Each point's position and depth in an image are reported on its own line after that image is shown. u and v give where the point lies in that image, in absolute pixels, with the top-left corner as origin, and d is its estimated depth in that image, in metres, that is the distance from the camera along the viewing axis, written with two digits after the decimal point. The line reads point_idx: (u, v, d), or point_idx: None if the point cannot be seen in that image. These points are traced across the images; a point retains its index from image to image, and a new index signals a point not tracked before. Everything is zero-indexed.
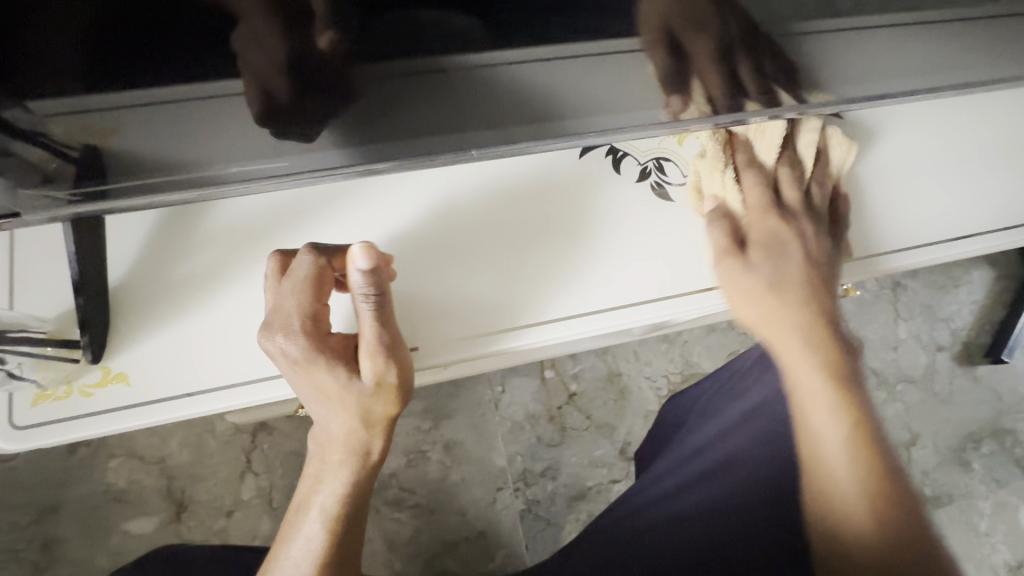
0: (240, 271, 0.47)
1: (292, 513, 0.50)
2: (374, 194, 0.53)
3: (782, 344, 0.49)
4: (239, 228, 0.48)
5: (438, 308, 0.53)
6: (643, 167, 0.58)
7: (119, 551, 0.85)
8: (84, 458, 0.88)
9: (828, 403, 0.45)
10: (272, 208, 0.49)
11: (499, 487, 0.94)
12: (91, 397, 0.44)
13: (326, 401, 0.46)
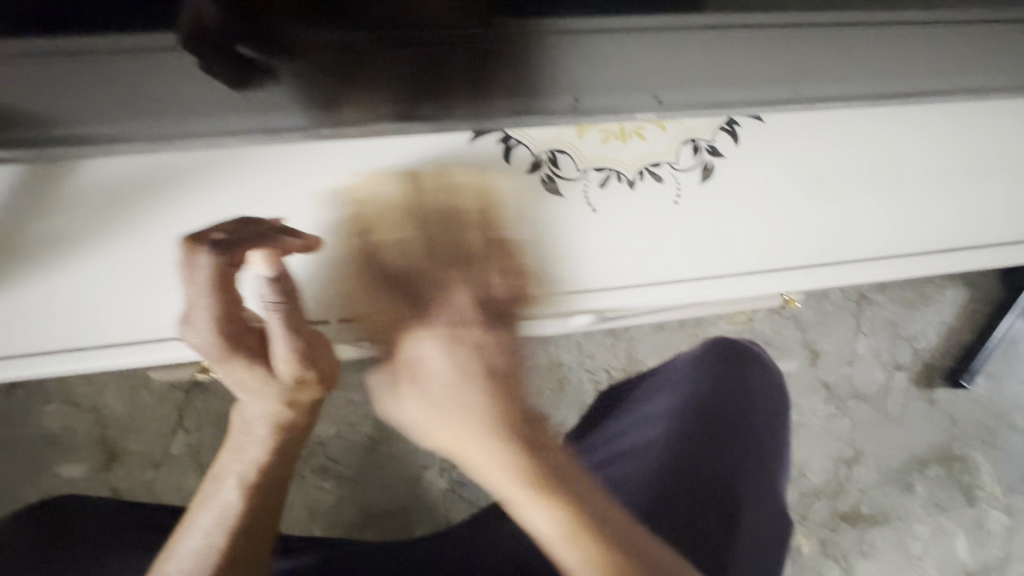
0: (98, 235, 0.48)
1: (211, 482, 0.55)
2: (263, 169, 0.52)
3: (461, 448, 0.49)
4: (111, 190, 0.49)
5: (360, 282, 0.51)
6: (536, 158, 0.55)
7: (50, 493, 0.88)
8: (20, 401, 0.90)
9: (543, 505, 0.49)
10: (145, 174, 0.50)
11: (425, 465, 0.95)
12: None
13: (246, 392, 0.50)
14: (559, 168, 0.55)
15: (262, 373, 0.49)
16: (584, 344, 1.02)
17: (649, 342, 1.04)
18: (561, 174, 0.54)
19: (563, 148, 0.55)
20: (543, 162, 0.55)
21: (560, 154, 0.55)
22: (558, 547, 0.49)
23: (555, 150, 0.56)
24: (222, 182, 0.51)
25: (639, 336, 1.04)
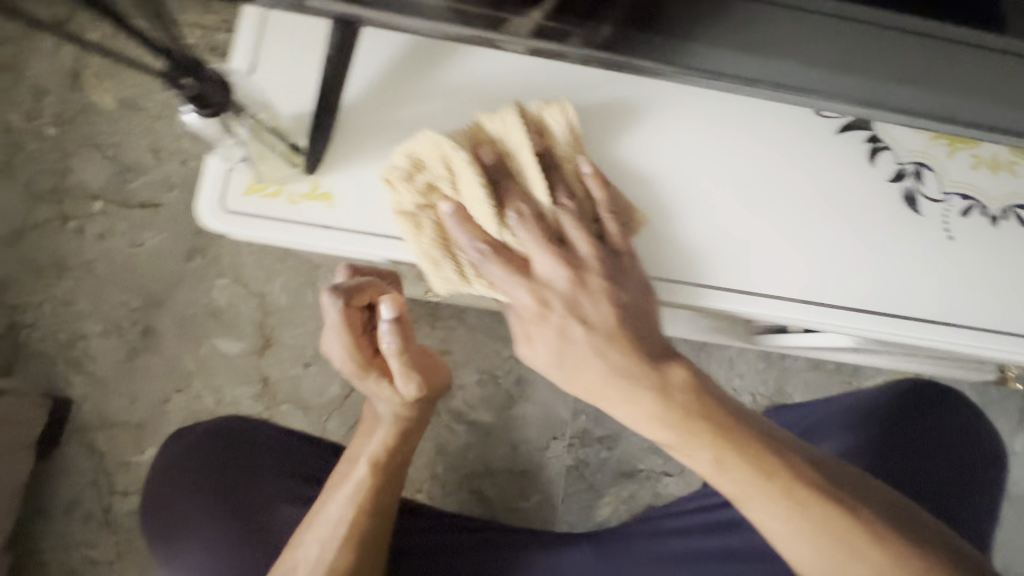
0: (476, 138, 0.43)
1: (342, 464, 0.61)
2: (650, 96, 0.48)
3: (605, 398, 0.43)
4: (480, 89, 0.43)
5: (726, 250, 0.47)
6: (900, 169, 0.49)
7: (204, 362, 0.91)
8: (197, 268, 0.93)
9: (714, 454, 0.42)
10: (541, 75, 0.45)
11: (555, 436, 0.95)
12: (297, 207, 0.41)
13: (377, 394, 0.59)
14: (923, 186, 0.48)
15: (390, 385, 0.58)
16: (735, 361, 0.99)
17: (801, 378, 0.99)
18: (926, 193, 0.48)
19: (929, 164, 0.49)
20: (906, 175, 0.49)
21: (926, 170, 0.48)
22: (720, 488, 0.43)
23: (920, 163, 0.49)
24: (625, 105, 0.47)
25: (793, 369, 0.99)
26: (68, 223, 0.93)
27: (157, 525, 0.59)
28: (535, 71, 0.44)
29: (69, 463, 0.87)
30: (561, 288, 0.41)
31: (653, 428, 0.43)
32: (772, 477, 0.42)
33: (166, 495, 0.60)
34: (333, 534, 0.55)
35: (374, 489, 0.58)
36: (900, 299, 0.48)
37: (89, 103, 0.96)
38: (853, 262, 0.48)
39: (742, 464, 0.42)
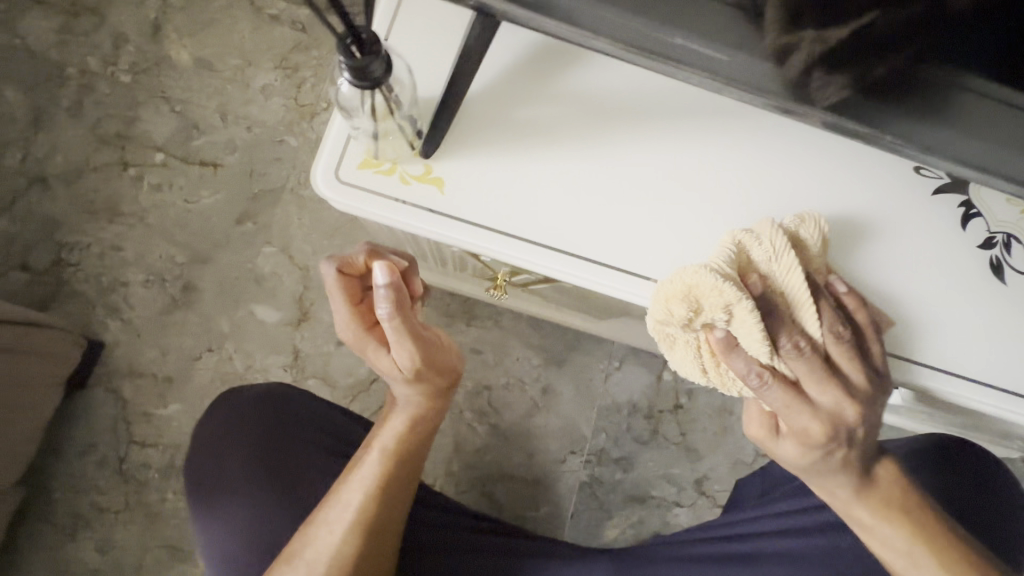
0: (589, 146, 0.44)
1: (360, 448, 0.58)
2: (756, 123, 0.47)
3: (830, 494, 0.50)
4: (606, 97, 0.44)
5: None
6: (989, 236, 0.49)
7: (240, 326, 0.91)
8: (245, 233, 0.94)
9: (892, 529, 0.49)
10: (658, 94, 0.45)
11: (572, 451, 0.94)
12: (409, 188, 0.42)
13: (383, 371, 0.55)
14: (1009, 256, 0.49)
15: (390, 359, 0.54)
16: None
17: None
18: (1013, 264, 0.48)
19: (1019, 237, 0.49)
20: (994, 243, 0.49)
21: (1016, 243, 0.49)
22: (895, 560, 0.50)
23: (1009, 234, 0.49)
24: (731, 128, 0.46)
25: None
26: (127, 170, 0.94)
27: (202, 477, 0.58)
28: (657, 91, 0.45)
29: (92, 406, 0.87)
30: (848, 419, 0.44)
31: (857, 510, 0.49)
32: (927, 540, 0.49)
33: (214, 450, 0.59)
34: (341, 518, 0.53)
35: (383, 478, 0.55)
36: (984, 365, 0.48)
37: (166, 57, 0.97)
38: (976, 339, 0.48)
39: (916, 543, 0.49)
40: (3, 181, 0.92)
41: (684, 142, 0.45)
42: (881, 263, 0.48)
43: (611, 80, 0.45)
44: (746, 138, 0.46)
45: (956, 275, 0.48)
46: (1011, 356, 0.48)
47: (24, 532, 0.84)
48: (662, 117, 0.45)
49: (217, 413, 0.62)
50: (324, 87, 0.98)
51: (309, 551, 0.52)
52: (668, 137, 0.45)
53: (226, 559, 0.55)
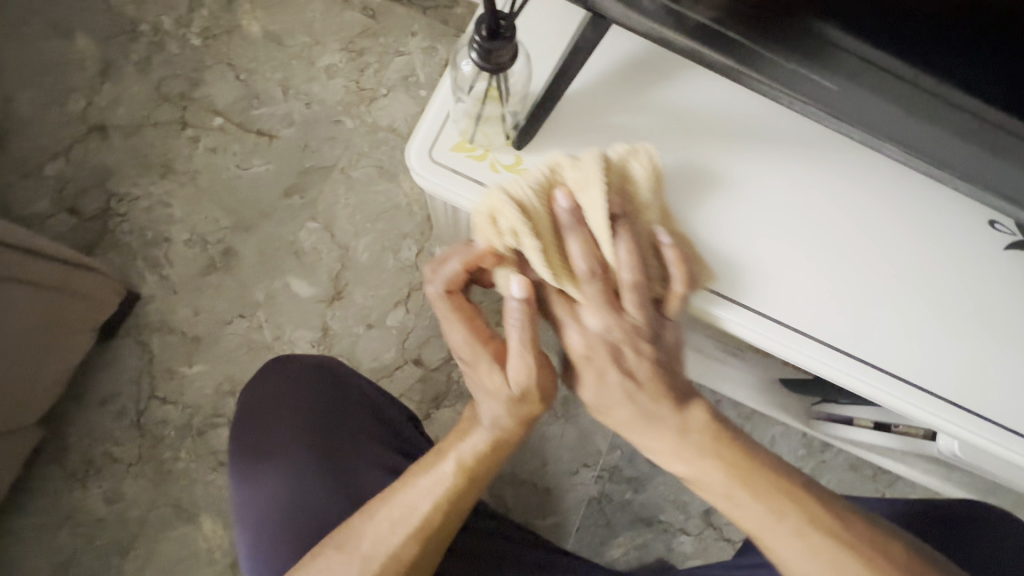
0: (664, 155, 0.45)
1: (430, 454, 0.54)
2: (832, 151, 0.47)
3: (631, 429, 0.49)
4: (690, 111, 0.45)
5: (876, 325, 0.46)
6: None
7: (273, 296, 0.92)
8: (292, 206, 0.95)
9: (735, 486, 0.47)
10: (739, 113, 0.46)
11: (585, 464, 0.94)
12: (497, 175, 0.43)
13: (482, 391, 0.51)
14: None
15: (499, 377, 0.49)
16: (778, 441, 0.97)
17: (840, 476, 0.97)
18: None
19: None
20: None
21: None
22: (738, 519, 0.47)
23: None
24: (802, 154, 0.46)
25: (834, 464, 0.97)
26: (186, 130, 0.95)
27: (249, 442, 0.62)
28: (748, 113, 0.46)
29: (120, 356, 0.88)
30: (613, 340, 0.45)
31: (671, 458, 0.49)
32: (782, 506, 0.46)
33: (261, 415, 0.64)
34: (405, 521, 0.52)
35: (455, 492, 0.52)
36: (900, 360, 0.46)
37: (237, 26, 0.99)
38: (890, 331, 0.46)
39: (739, 488, 0.46)
40: (64, 125, 0.93)
41: (768, 166, 0.46)
42: (862, 275, 0.46)
43: (711, 98, 0.46)
44: (821, 165, 0.47)
45: (876, 263, 0.46)
46: (931, 355, 0.46)
47: (35, 472, 0.84)
48: (758, 143, 0.46)
49: (265, 380, 0.66)
50: (385, 74, 1.00)
51: (366, 545, 0.51)
52: (755, 161, 0.46)
53: (263, 516, 0.60)
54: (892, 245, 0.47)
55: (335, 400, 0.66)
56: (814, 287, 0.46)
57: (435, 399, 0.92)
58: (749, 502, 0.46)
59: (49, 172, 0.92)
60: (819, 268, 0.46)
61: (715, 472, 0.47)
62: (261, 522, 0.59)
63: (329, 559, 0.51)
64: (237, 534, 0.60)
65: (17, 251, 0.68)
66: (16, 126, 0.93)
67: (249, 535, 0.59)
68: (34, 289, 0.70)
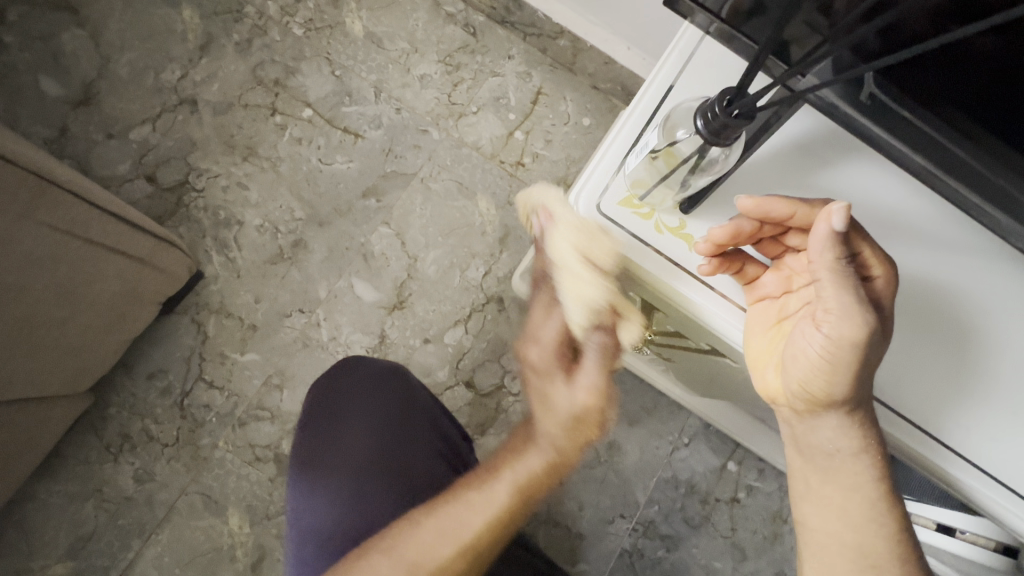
0: None
1: (479, 466, 0.48)
2: (970, 251, 0.47)
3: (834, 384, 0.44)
4: (848, 198, 0.45)
5: (980, 428, 0.47)
6: None
7: (336, 296, 0.90)
8: (367, 208, 0.94)
9: (866, 479, 0.49)
10: (891, 204, 0.46)
11: (621, 514, 0.91)
12: (659, 236, 0.44)
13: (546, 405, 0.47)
14: None
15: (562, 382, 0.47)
16: None
17: None
18: None
19: None
20: None
21: None
22: (845, 487, 0.49)
23: None
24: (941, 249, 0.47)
25: None
26: (274, 117, 0.95)
27: (316, 444, 0.61)
28: (901, 207, 0.46)
29: (174, 333, 0.86)
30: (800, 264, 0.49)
31: (848, 461, 0.49)
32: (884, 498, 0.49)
33: (334, 422, 0.61)
34: (441, 541, 0.44)
35: (502, 514, 0.45)
36: (980, 453, 0.47)
37: (340, 22, 1.00)
38: (994, 434, 0.47)
39: (869, 481, 0.49)
40: (155, 94, 0.93)
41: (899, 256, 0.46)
42: (978, 379, 0.47)
43: (869, 185, 0.46)
44: (958, 269, 0.47)
45: (990, 369, 0.47)
46: (1016, 457, 0.47)
47: (70, 438, 0.82)
48: (903, 239, 0.46)
49: (341, 381, 0.64)
50: (477, 91, 1.00)
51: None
52: (897, 252, 0.46)
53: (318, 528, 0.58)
54: (1001, 343, 0.47)
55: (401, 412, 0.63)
56: (928, 385, 0.48)
57: (482, 424, 0.90)
58: (855, 485, 0.49)
59: (134, 137, 0.91)
60: (917, 359, 0.47)
61: (857, 470, 0.49)
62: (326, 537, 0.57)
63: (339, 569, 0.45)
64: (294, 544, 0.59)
65: (105, 212, 0.66)
66: (110, 87, 0.92)
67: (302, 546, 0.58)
68: (117, 255, 0.69)
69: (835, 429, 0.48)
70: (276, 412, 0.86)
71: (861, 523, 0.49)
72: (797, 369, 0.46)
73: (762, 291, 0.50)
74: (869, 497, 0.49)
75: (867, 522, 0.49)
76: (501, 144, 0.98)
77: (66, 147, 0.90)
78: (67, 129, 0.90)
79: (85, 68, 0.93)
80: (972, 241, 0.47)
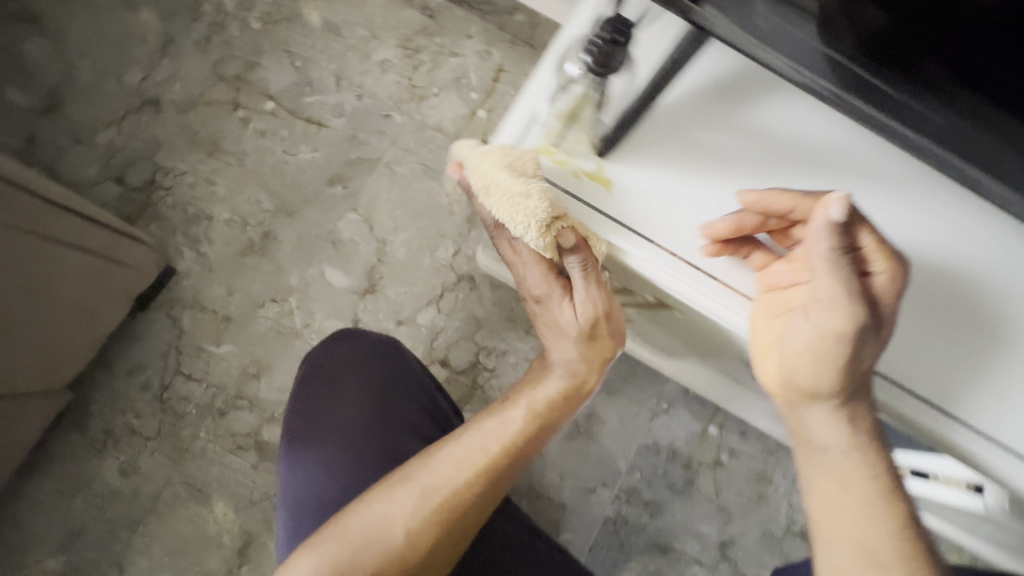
0: (745, 175, 0.44)
1: (498, 402, 0.59)
2: (892, 182, 0.47)
3: (820, 366, 0.47)
4: (774, 134, 0.45)
5: (920, 358, 0.48)
6: None
7: (307, 283, 0.92)
8: (334, 196, 0.95)
9: (864, 471, 0.49)
10: (818, 138, 0.45)
11: (603, 483, 0.92)
12: (579, 182, 0.43)
13: (558, 334, 0.58)
14: None
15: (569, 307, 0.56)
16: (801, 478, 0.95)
17: None
18: None
19: None
20: None
21: None
22: (841, 479, 0.49)
23: None
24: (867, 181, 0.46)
25: None
26: (237, 111, 0.96)
27: (299, 417, 0.59)
28: (826, 140, 0.46)
29: (150, 328, 0.88)
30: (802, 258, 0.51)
31: (848, 454, 0.49)
32: (889, 498, 0.48)
33: (318, 393, 0.60)
34: (478, 454, 0.54)
35: (527, 433, 0.57)
36: (920, 379, 0.48)
37: (298, 14, 1.00)
38: (933, 360, 0.48)
39: (865, 475, 0.49)
40: (120, 96, 0.94)
41: (830, 190, 0.45)
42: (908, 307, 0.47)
43: (795, 120, 0.45)
44: (884, 199, 0.47)
45: (917, 294, 0.47)
46: (956, 384, 0.48)
47: (56, 437, 0.83)
48: (832, 171, 0.45)
49: (331, 352, 0.62)
50: (438, 73, 1.00)
51: (425, 478, 0.52)
52: (828, 186, 0.45)
53: (297, 504, 0.57)
54: (928, 271, 0.47)
55: (389, 388, 0.62)
56: None
57: (459, 402, 0.91)
58: (857, 483, 0.49)
59: (101, 140, 0.93)
60: None
61: (859, 468, 0.49)
62: (308, 509, 0.57)
63: (389, 486, 0.52)
64: (278, 513, 0.58)
65: (60, 208, 0.67)
66: (74, 93, 0.94)
67: (285, 520, 0.57)
68: (76, 251, 0.70)
69: (827, 417, 0.50)
70: (254, 400, 0.87)
71: (858, 517, 0.48)
72: (795, 358, 0.49)
73: (771, 280, 0.50)
74: (866, 493, 0.48)
75: (866, 514, 0.48)
76: (464, 123, 0.98)
77: (36, 154, 0.92)
78: (36, 136, 0.92)
79: (49, 76, 0.94)
80: (896, 173, 0.47)
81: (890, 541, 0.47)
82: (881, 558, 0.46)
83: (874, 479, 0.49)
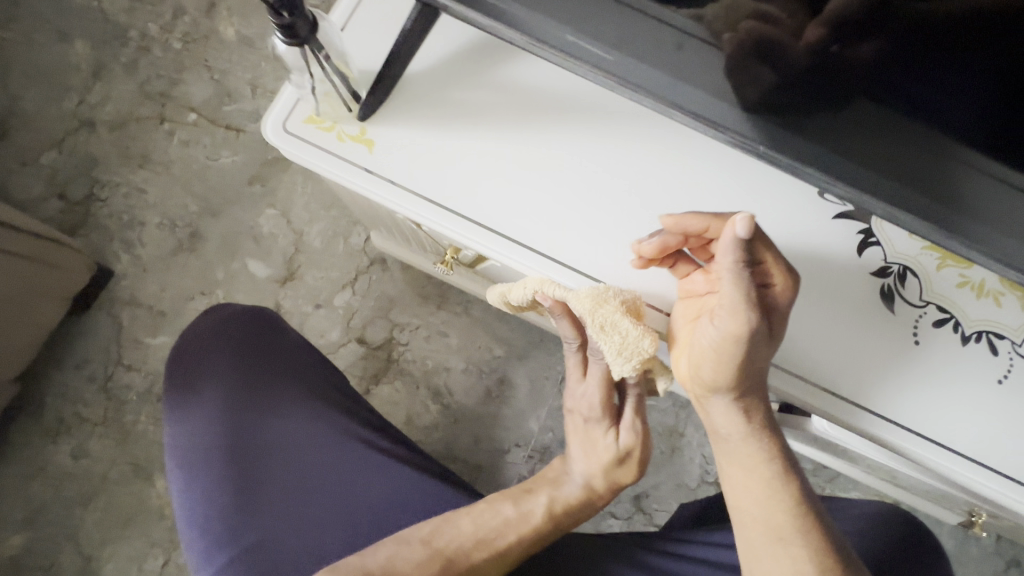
0: (494, 125, 0.50)
1: (524, 488, 0.66)
2: (639, 118, 0.52)
3: (725, 370, 0.48)
4: (517, 87, 0.51)
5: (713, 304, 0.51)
6: (885, 266, 0.53)
7: (232, 276, 1.00)
8: (254, 194, 1.02)
9: (763, 460, 0.54)
10: (559, 87, 0.51)
11: (517, 443, 0.97)
12: (343, 143, 0.49)
13: (590, 452, 0.65)
14: (903, 288, 0.52)
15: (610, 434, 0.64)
16: None
17: None
18: (903, 295, 0.52)
19: (914, 270, 0.53)
20: (889, 274, 0.53)
21: (910, 276, 0.52)
22: (742, 466, 0.54)
23: (906, 267, 0.53)
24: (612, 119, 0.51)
25: None
26: (164, 125, 1.05)
27: (178, 377, 0.68)
28: (567, 88, 0.52)
29: (93, 326, 0.97)
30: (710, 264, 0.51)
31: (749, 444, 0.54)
32: (784, 481, 0.53)
33: (194, 358, 0.69)
34: (502, 533, 0.61)
35: (547, 525, 0.63)
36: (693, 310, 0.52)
37: (215, 31, 1.08)
38: None
39: (763, 462, 0.54)
40: (59, 121, 1.05)
41: (575, 130, 0.51)
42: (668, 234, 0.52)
43: (536, 74, 0.52)
44: (629, 133, 0.52)
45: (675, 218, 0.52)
46: None
47: (15, 427, 0.93)
48: (573, 113, 0.51)
49: (200, 326, 0.71)
50: None
51: (440, 540, 0.59)
52: (573, 126, 0.51)
53: (181, 452, 0.65)
54: (682, 195, 0.52)
55: (257, 343, 0.70)
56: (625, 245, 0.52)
57: (376, 375, 0.98)
58: (754, 468, 0.54)
59: (44, 161, 1.03)
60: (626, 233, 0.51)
61: (755, 454, 0.54)
62: (184, 455, 0.64)
63: (403, 544, 0.58)
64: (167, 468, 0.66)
65: None
66: (20, 121, 1.04)
67: (171, 469, 0.64)
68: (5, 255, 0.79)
69: (724, 412, 0.53)
70: None
71: (764, 499, 0.53)
72: (697, 356, 0.49)
73: (691, 288, 0.51)
74: (763, 476, 0.54)
75: (768, 495, 0.53)
76: None
77: None
78: None
79: None
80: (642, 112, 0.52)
81: (786, 515, 0.53)
82: (782, 535, 0.52)
83: (770, 464, 0.54)
